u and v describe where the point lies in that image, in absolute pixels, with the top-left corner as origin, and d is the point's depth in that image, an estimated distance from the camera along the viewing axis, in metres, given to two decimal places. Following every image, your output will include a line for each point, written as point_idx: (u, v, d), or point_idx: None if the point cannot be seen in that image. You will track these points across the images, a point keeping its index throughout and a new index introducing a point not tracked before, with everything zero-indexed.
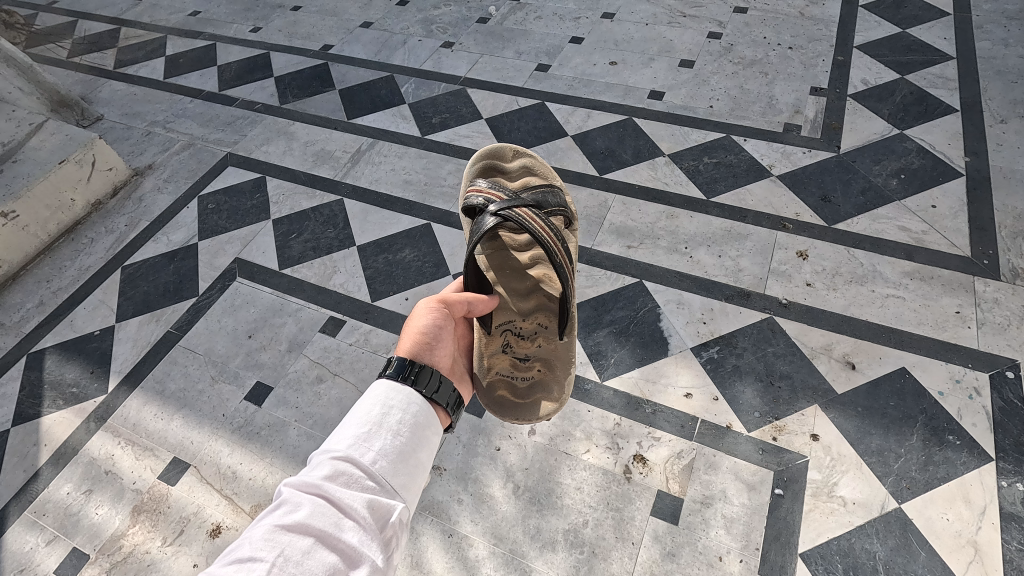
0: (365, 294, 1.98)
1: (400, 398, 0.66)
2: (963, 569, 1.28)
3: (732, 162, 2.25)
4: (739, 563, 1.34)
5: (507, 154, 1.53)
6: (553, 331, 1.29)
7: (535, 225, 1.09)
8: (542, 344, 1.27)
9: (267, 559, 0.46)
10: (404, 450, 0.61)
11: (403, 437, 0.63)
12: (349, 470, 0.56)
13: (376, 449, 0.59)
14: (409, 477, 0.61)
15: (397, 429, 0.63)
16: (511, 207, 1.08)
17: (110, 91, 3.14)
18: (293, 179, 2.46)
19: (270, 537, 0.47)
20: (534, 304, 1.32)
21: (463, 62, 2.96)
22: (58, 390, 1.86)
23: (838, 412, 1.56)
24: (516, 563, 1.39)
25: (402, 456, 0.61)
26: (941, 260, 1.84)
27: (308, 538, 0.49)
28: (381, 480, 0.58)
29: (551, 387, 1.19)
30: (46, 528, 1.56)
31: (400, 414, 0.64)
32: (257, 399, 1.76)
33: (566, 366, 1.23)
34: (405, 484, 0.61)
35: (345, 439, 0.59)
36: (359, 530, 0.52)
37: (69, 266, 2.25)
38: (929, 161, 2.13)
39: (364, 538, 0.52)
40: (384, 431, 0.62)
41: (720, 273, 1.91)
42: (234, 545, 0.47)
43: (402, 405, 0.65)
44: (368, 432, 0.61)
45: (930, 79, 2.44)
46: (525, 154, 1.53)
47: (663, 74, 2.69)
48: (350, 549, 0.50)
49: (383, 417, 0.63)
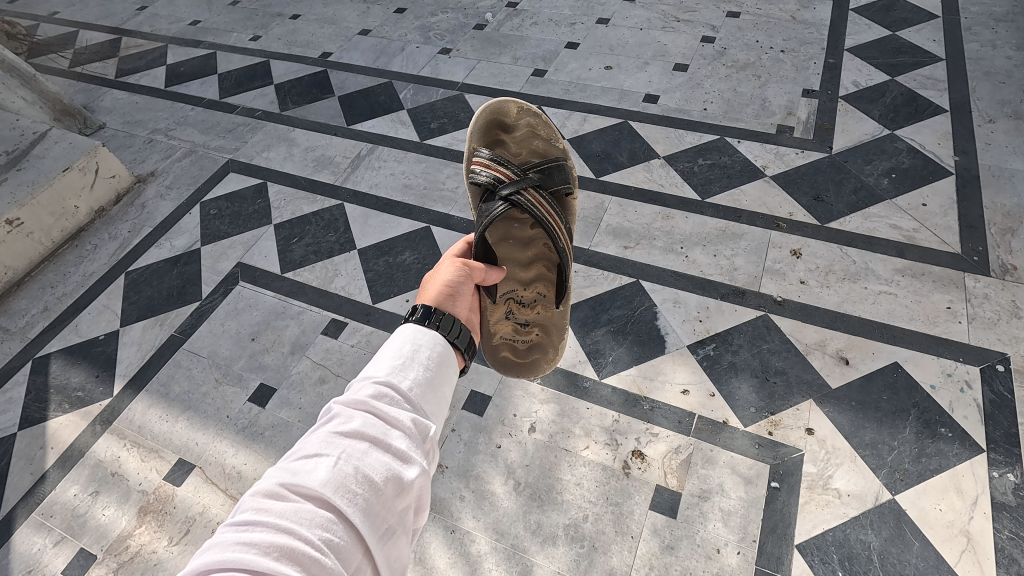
0: (366, 296, 2.01)
1: (426, 337, 0.68)
2: (956, 558, 1.31)
3: (727, 163, 2.29)
4: (737, 555, 1.37)
5: (511, 110, 1.42)
6: (552, 299, 1.33)
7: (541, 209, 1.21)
8: (541, 311, 1.32)
9: (328, 456, 0.50)
10: (436, 378, 0.65)
11: (435, 367, 0.65)
12: (391, 390, 0.60)
13: (412, 375, 0.63)
14: (440, 403, 0.65)
15: (429, 360, 0.66)
16: (520, 189, 1.20)
17: (111, 99, 3.18)
18: (294, 185, 2.50)
19: (328, 440, 0.52)
20: (534, 274, 1.34)
21: (461, 68, 3.00)
22: (63, 394, 1.89)
23: (832, 406, 1.59)
24: (518, 557, 1.41)
25: (435, 384, 0.65)
26: (932, 257, 1.87)
27: (362, 441, 0.53)
28: (418, 401, 0.61)
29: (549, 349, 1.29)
30: (53, 529, 1.58)
31: (430, 349, 0.67)
32: (261, 401, 1.78)
33: (562, 332, 1.31)
34: (439, 409, 0.64)
35: (385, 366, 0.62)
36: (406, 439, 0.56)
37: (73, 272, 2.28)
38: (919, 160, 2.17)
39: (411, 445, 0.56)
40: (417, 362, 0.64)
41: (715, 272, 1.94)
42: (297, 449, 0.51)
43: (430, 343, 0.67)
44: (404, 361, 0.64)
45: (920, 80, 2.49)
46: (530, 111, 1.43)
47: (658, 78, 2.73)
48: (400, 452, 0.54)
49: (415, 350, 0.65)
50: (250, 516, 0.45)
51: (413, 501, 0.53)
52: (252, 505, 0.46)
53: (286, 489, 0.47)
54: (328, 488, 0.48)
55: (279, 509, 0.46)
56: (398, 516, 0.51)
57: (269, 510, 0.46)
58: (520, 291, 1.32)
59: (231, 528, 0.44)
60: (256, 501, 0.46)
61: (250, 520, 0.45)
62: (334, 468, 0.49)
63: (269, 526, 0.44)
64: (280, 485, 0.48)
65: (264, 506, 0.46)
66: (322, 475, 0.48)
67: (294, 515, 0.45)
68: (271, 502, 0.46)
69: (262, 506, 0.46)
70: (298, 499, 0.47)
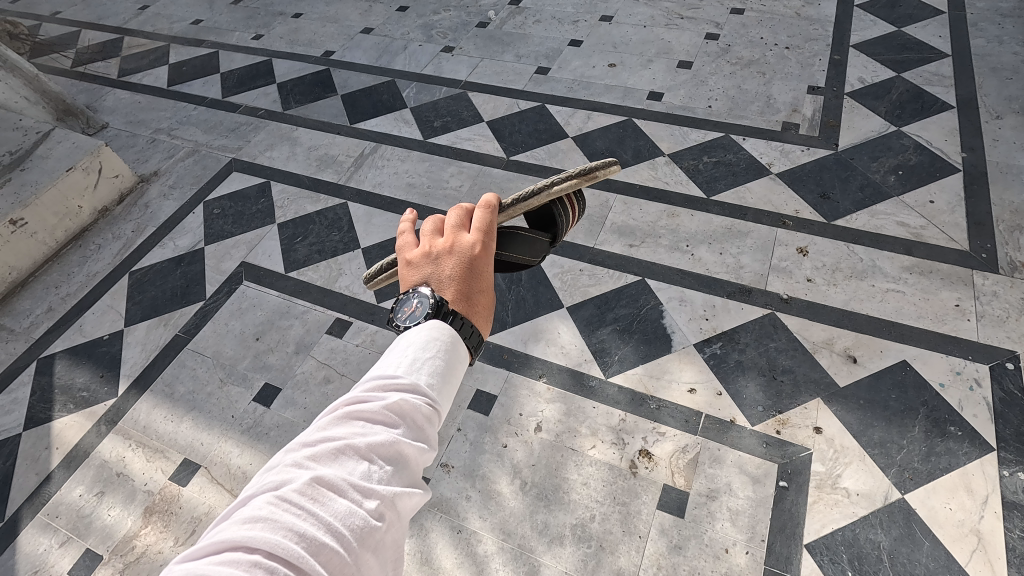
0: (370, 296, 2.01)
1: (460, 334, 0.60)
2: (966, 558, 1.30)
3: (732, 161, 2.28)
4: (746, 554, 1.36)
5: None
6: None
7: None
8: None
9: (384, 463, 0.50)
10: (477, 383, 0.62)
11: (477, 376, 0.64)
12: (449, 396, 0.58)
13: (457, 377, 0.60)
14: None
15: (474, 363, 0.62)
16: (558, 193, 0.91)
17: (114, 99, 3.17)
18: (297, 184, 2.49)
19: (389, 442, 0.50)
20: None
21: (463, 66, 2.99)
22: (68, 394, 1.88)
23: (840, 405, 1.58)
24: (526, 557, 1.41)
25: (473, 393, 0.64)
26: (939, 254, 1.86)
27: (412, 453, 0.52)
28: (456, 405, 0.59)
29: None
30: (59, 530, 1.58)
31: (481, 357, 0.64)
32: (266, 401, 1.78)
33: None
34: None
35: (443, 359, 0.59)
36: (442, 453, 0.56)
37: (77, 272, 2.27)
38: (926, 157, 2.15)
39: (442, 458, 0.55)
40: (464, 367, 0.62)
41: (721, 270, 1.93)
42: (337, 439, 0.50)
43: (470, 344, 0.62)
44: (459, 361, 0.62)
45: (926, 76, 2.47)
46: None
47: (662, 75, 2.72)
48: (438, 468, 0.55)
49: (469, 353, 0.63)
50: (308, 510, 0.44)
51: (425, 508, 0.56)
52: (310, 495, 0.45)
53: (345, 488, 0.46)
54: (386, 501, 0.48)
55: (335, 508, 0.45)
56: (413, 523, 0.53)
57: (326, 506, 0.45)
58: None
59: (285, 510, 0.43)
60: (314, 490, 0.45)
61: (308, 512, 0.44)
62: (389, 480, 0.49)
63: (325, 527, 0.43)
64: (341, 481, 0.47)
65: (323, 500, 0.45)
66: (381, 486, 0.48)
67: (350, 519, 0.45)
68: (330, 497, 0.45)
69: (321, 500, 0.45)
70: (355, 499, 0.46)
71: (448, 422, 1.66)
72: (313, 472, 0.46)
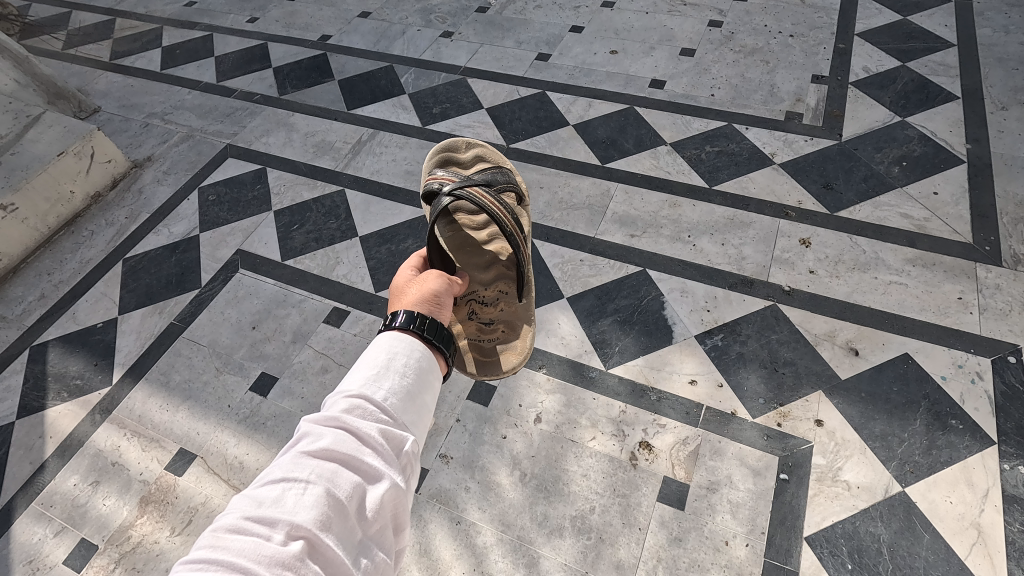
0: (368, 285, 1.98)
1: (403, 344, 0.69)
2: (966, 551, 1.30)
3: (734, 150, 2.25)
4: (745, 547, 1.36)
5: (460, 147, 1.54)
6: (514, 294, 1.29)
7: (485, 201, 1.15)
8: (504, 308, 1.27)
9: (298, 483, 0.50)
10: (411, 390, 0.65)
11: (412, 377, 0.66)
12: (364, 403, 0.60)
13: (386, 388, 0.63)
14: (420, 412, 0.65)
15: (404, 370, 0.66)
16: (464, 187, 1.16)
17: (107, 82, 3.11)
18: (294, 170, 2.45)
19: (297, 463, 0.52)
20: (494, 275, 1.31)
21: (463, 52, 2.94)
22: (62, 383, 1.86)
23: (841, 397, 1.57)
24: (524, 549, 1.40)
25: (411, 395, 0.65)
26: (942, 247, 1.84)
27: (331, 463, 0.53)
28: (392, 414, 0.61)
29: (514, 342, 1.22)
30: (53, 520, 1.56)
31: (406, 356, 0.67)
32: (262, 390, 1.76)
33: (526, 328, 1.24)
34: (418, 418, 0.65)
35: (358, 379, 0.62)
36: (377, 457, 0.57)
37: (70, 259, 2.24)
38: (930, 149, 2.13)
39: (384, 463, 0.57)
40: (392, 372, 0.65)
41: (723, 261, 1.91)
42: (265, 475, 0.52)
43: (406, 350, 0.68)
44: (378, 371, 0.64)
45: (931, 66, 2.44)
46: (478, 145, 1.55)
47: (664, 63, 2.68)
48: (371, 470, 0.55)
49: (390, 359, 0.66)
50: (207, 554, 0.44)
51: (386, 520, 0.55)
52: (211, 542, 0.45)
53: (251, 523, 0.47)
54: (299, 520, 0.48)
55: (240, 545, 0.46)
56: (364, 536, 0.52)
57: (229, 547, 0.45)
58: (481, 290, 1.28)
59: (186, 565, 0.43)
60: (216, 536, 0.46)
61: (206, 557, 0.44)
62: (304, 497, 0.50)
63: (223, 565, 0.43)
64: (245, 519, 0.47)
65: (224, 542, 0.45)
66: (291, 506, 0.49)
67: (256, 550, 0.45)
68: (234, 538, 0.46)
69: (222, 542, 0.45)
70: (263, 532, 0.47)
71: (448, 413, 1.65)
72: (217, 521, 0.47)
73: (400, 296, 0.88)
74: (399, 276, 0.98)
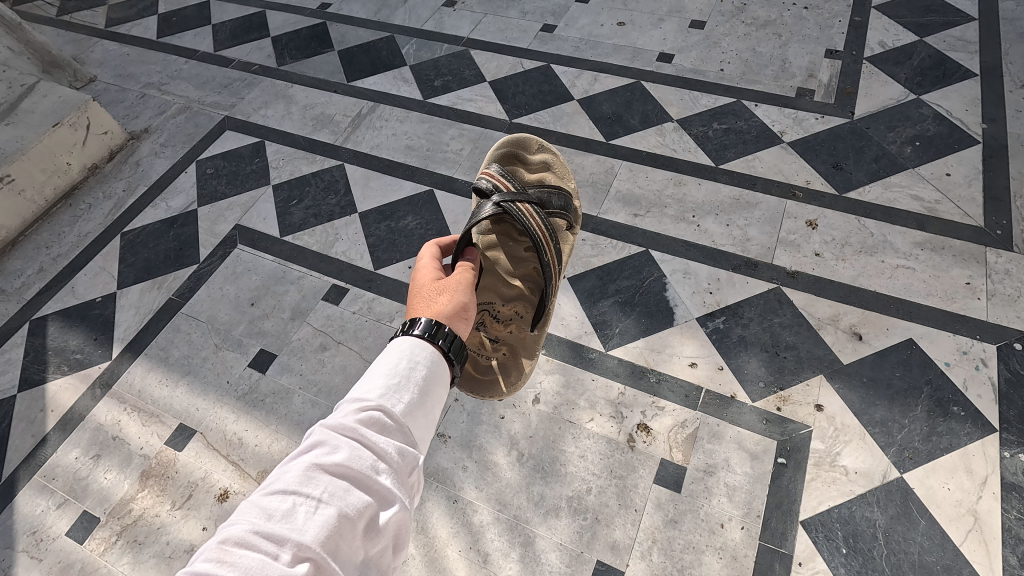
0: (367, 262, 1.96)
1: (424, 355, 0.69)
2: (961, 538, 1.31)
3: (743, 128, 2.19)
4: (740, 530, 1.36)
5: (531, 145, 1.50)
6: (529, 320, 1.25)
7: (534, 222, 1.17)
8: (513, 331, 1.24)
9: (308, 499, 0.51)
10: (426, 404, 0.66)
11: (427, 392, 0.67)
12: (380, 417, 0.61)
13: (402, 402, 0.63)
14: (430, 428, 0.66)
15: (421, 385, 0.67)
16: (514, 200, 1.18)
17: (102, 51, 3.04)
18: (293, 144, 2.41)
19: (310, 478, 0.53)
20: (517, 291, 1.26)
21: (466, 22, 2.86)
22: (61, 357, 1.86)
23: (843, 382, 1.55)
24: (520, 529, 1.41)
25: (425, 410, 0.66)
26: (952, 230, 1.80)
27: (344, 480, 0.54)
28: (406, 431, 0.62)
29: (511, 372, 1.21)
30: (56, 492, 1.58)
31: (426, 369, 0.68)
32: (260, 366, 1.76)
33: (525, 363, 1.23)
34: (427, 434, 0.66)
35: (377, 390, 0.63)
36: (390, 476, 0.58)
37: (68, 232, 2.22)
38: (945, 128, 2.07)
39: (394, 481, 0.58)
40: (409, 386, 0.66)
41: (727, 242, 1.88)
42: (277, 484, 0.52)
43: (425, 362, 0.68)
44: (396, 384, 0.65)
45: (950, 41, 2.36)
46: (548, 150, 1.50)
47: (673, 35, 2.59)
48: (381, 490, 0.56)
49: (411, 370, 0.67)
50: (213, 569, 0.44)
51: (391, 540, 0.56)
52: (219, 556, 0.46)
53: (260, 538, 0.48)
54: (306, 541, 0.48)
55: (247, 563, 0.46)
56: (366, 557, 0.53)
57: (236, 562, 0.46)
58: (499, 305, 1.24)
59: None
60: (224, 550, 0.46)
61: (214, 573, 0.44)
62: (313, 516, 0.50)
63: None
64: (253, 533, 0.48)
65: (233, 558, 0.46)
66: (301, 524, 0.49)
67: (262, 569, 0.46)
68: (241, 553, 0.47)
69: (228, 557, 0.46)
70: (270, 549, 0.47)
71: (446, 393, 1.64)
72: (226, 532, 0.48)
73: (426, 301, 0.84)
74: (422, 273, 0.94)
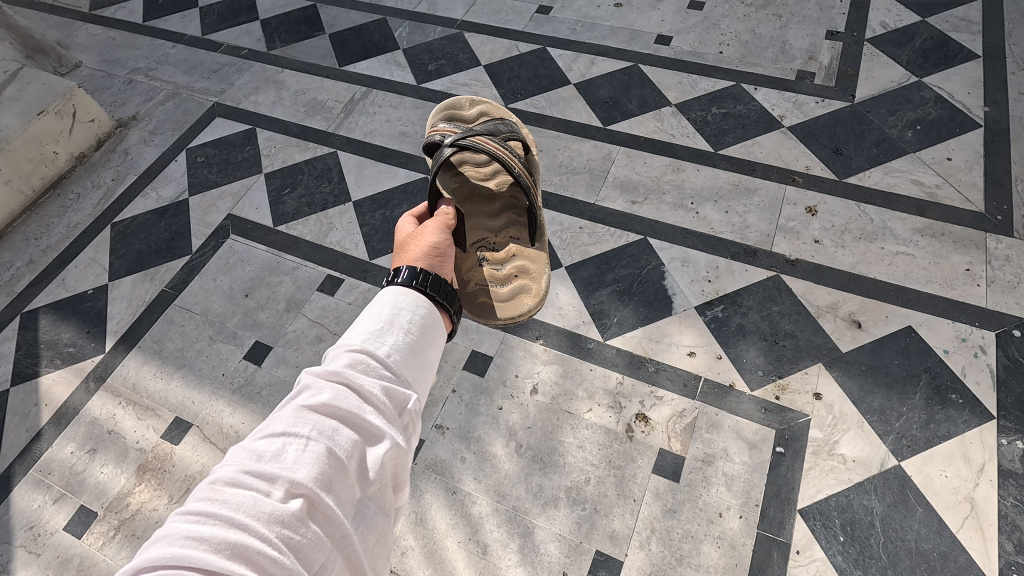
0: (362, 252, 1.94)
1: (409, 300, 0.65)
2: (958, 525, 1.31)
3: (742, 112, 2.16)
4: (739, 519, 1.37)
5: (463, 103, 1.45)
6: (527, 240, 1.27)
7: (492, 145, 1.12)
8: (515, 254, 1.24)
9: (298, 438, 0.48)
10: (416, 346, 0.62)
11: (418, 334, 0.63)
12: (367, 358, 0.56)
13: (390, 343, 0.60)
14: (423, 369, 0.62)
15: (410, 326, 0.62)
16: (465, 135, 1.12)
17: (87, 35, 2.97)
18: (285, 131, 2.36)
19: (298, 416, 0.49)
20: (505, 221, 1.30)
21: (460, 4, 2.79)
22: (54, 350, 1.84)
23: (842, 370, 1.55)
24: (519, 519, 1.41)
25: (415, 350, 0.61)
26: (952, 216, 1.79)
27: (333, 420, 0.50)
28: (396, 371, 0.58)
29: (530, 286, 1.18)
30: (52, 487, 1.58)
31: (412, 312, 0.63)
32: (256, 358, 1.74)
33: (540, 272, 1.20)
34: (420, 375, 0.61)
35: (362, 332, 0.59)
36: (382, 416, 0.54)
37: (57, 223, 2.18)
38: (946, 112, 2.04)
39: (387, 421, 0.54)
40: (397, 328, 0.61)
41: (726, 230, 1.86)
42: (263, 425, 0.49)
43: (412, 306, 0.64)
44: (383, 326, 0.61)
45: (953, 22, 2.31)
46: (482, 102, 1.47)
47: (672, 17, 2.54)
48: (372, 429, 0.52)
49: (395, 314, 0.62)
50: (202, 507, 0.42)
51: (386, 480, 0.53)
52: (208, 495, 0.43)
53: (249, 477, 0.45)
54: (299, 478, 0.45)
55: (238, 501, 0.43)
56: (362, 496, 0.50)
57: (227, 500, 0.43)
58: (492, 236, 1.27)
59: (177, 520, 0.41)
60: (213, 489, 0.43)
61: (202, 511, 0.42)
62: (304, 453, 0.47)
63: (219, 520, 0.41)
64: (242, 472, 0.45)
65: (222, 496, 0.43)
66: (291, 461, 0.46)
67: (254, 506, 0.43)
68: (231, 491, 0.44)
69: (219, 496, 0.43)
70: (262, 487, 0.44)
71: (443, 383, 1.63)
72: (214, 473, 0.45)
73: (400, 253, 0.85)
74: (399, 232, 0.94)
